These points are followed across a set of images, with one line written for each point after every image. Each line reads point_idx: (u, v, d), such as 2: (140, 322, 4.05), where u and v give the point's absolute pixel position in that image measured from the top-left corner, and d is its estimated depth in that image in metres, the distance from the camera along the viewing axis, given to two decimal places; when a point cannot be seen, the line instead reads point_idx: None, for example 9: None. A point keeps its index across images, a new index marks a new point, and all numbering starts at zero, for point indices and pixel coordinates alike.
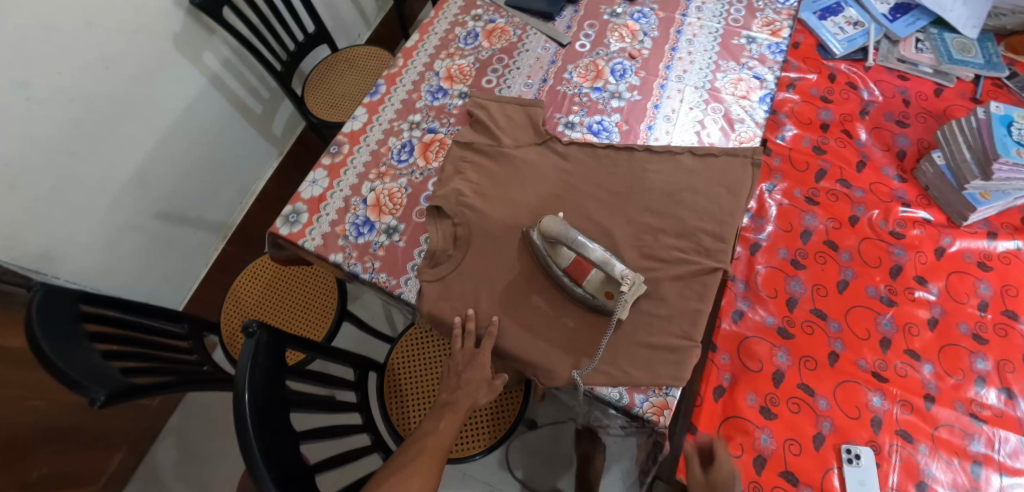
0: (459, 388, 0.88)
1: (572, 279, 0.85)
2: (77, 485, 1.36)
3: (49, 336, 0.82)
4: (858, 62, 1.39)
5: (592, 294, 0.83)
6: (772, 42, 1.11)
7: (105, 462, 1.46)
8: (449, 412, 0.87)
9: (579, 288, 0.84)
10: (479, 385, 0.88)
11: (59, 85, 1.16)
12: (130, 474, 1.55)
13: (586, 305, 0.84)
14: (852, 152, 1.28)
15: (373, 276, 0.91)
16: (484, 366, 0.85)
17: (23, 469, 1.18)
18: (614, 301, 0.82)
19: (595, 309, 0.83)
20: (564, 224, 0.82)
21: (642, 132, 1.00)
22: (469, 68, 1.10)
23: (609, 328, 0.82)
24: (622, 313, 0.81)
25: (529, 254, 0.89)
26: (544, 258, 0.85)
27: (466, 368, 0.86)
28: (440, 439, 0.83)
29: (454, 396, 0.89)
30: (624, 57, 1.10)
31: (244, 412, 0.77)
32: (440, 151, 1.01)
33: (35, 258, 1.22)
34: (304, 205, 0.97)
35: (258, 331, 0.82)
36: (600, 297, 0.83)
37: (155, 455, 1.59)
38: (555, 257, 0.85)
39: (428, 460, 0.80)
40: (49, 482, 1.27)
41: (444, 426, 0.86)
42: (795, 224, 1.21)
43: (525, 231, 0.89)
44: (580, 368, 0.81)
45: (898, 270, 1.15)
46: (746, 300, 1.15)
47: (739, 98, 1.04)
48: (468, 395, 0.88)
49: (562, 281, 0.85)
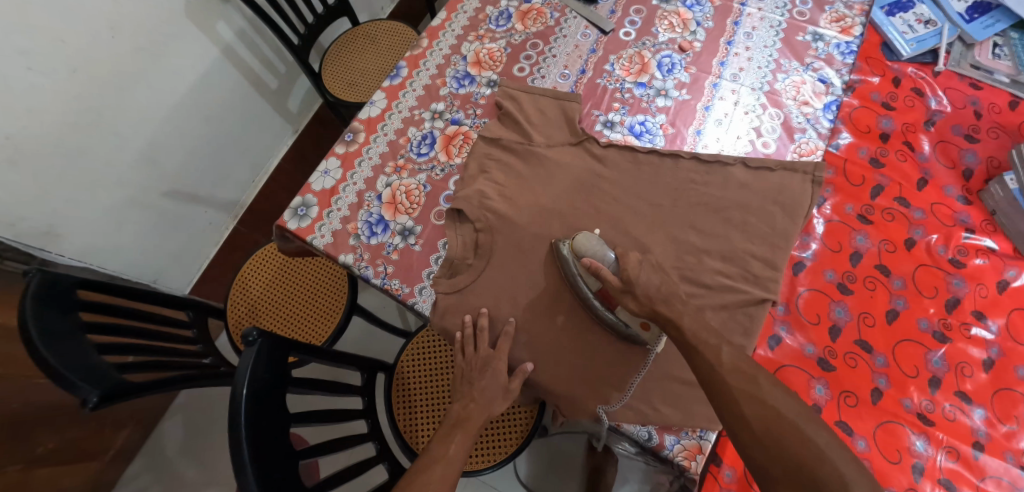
0: (473, 401, 0.79)
1: (604, 303, 0.77)
2: (82, 462, 1.33)
3: (44, 328, 0.77)
4: (926, 66, 1.26)
5: (625, 323, 0.75)
6: (841, 41, 0.99)
7: (111, 438, 1.43)
8: (460, 433, 0.77)
9: (609, 313, 0.76)
10: (497, 388, 0.77)
11: (63, 54, 1.07)
12: (136, 451, 1.52)
13: (618, 334, 0.76)
14: (913, 168, 1.16)
15: (384, 282, 0.83)
16: (500, 371, 0.76)
17: (26, 448, 1.15)
18: (652, 333, 0.74)
19: (628, 339, 0.75)
20: (599, 242, 0.78)
21: (689, 137, 0.90)
22: (500, 53, 1.00)
23: (646, 362, 0.75)
24: (659, 347, 0.74)
25: (556, 269, 0.80)
26: (574, 278, 0.77)
27: (478, 377, 0.78)
28: (449, 467, 0.73)
29: (467, 411, 0.79)
30: (673, 50, 0.98)
31: (240, 429, 0.70)
32: (464, 145, 0.92)
33: (39, 236, 1.16)
34: (313, 197, 0.89)
35: (258, 341, 0.76)
36: (635, 328, 0.75)
37: (161, 433, 1.56)
38: (587, 278, 0.77)
39: (440, 473, 0.72)
40: (54, 458, 1.24)
41: (454, 451, 0.75)
42: (845, 244, 1.09)
43: (554, 243, 0.80)
44: (606, 404, 0.74)
45: (954, 303, 1.05)
46: (785, 325, 1.04)
47: (800, 104, 0.93)
48: (483, 411, 0.78)
49: (591, 305, 0.76)
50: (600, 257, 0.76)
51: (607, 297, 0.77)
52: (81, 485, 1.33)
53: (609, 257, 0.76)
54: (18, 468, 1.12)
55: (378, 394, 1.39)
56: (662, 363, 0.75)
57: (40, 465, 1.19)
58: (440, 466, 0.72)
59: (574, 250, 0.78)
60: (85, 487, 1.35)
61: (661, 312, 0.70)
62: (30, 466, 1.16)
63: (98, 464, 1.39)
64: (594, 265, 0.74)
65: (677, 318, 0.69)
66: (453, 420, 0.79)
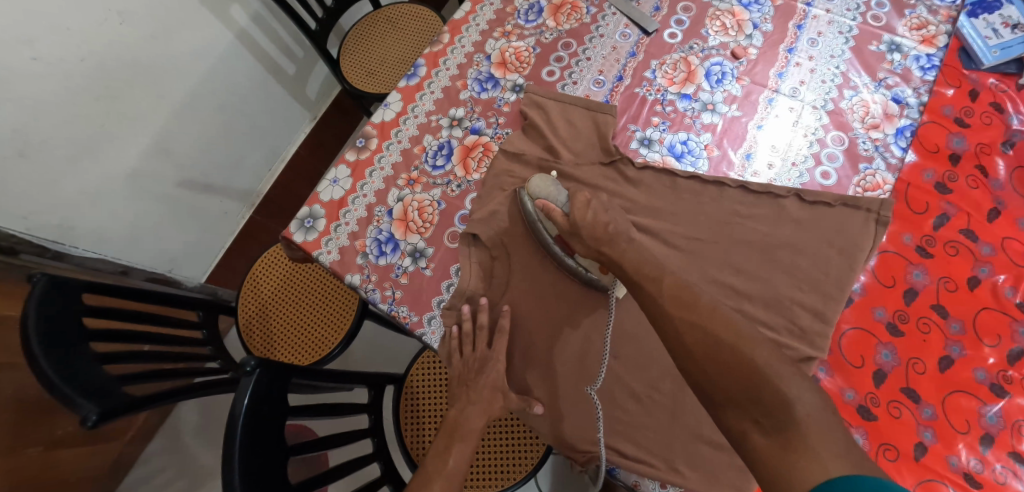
0: (470, 405, 0.73)
1: (563, 248, 0.74)
2: (99, 444, 1.34)
3: (45, 340, 0.75)
4: (1010, 78, 1.10)
5: (586, 268, 0.73)
6: (921, 53, 0.86)
7: (127, 420, 1.44)
8: (457, 441, 0.72)
9: (569, 259, 0.73)
10: (494, 395, 0.71)
11: (68, 41, 1.01)
12: (154, 431, 1.53)
13: (579, 279, 0.74)
14: (985, 196, 1.03)
15: (391, 308, 0.77)
16: (500, 373, 0.72)
17: (40, 434, 1.15)
18: (608, 277, 0.72)
19: (588, 285, 0.74)
20: (554, 183, 0.75)
21: (737, 162, 0.80)
22: (527, 53, 0.90)
23: (610, 310, 0.72)
24: (618, 291, 0.72)
25: (517, 211, 0.78)
26: (532, 222, 0.75)
27: (473, 379, 0.73)
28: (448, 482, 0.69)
29: (462, 415, 0.74)
30: (724, 56, 0.87)
31: (234, 468, 0.66)
32: (484, 159, 0.84)
33: (52, 229, 1.12)
34: (321, 208, 0.83)
35: (256, 371, 0.72)
36: (595, 273, 0.72)
37: (178, 414, 1.57)
38: (545, 223, 0.74)
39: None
40: (73, 441, 1.26)
41: (452, 466, 0.71)
42: (900, 279, 0.96)
43: (515, 191, 0.78)
44: (593, 383, 0.70)
45: (1018, 355, 0.95)
46: (825, 366, 0.92)
47: (868, 128, 0.81)
48: (481, 414, 0.73)
49: (551, 250, 0.74)
50: (551, 197, 0.73)
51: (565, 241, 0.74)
52: (100, 466, 1.35)
53: (560, 194, 0.74)
54: (38, 450, 1.14)
55: (385, 400, 1.36)
56: (690, 421, 0.68)
57: (61, 446, 1.21)
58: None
59: (529, 193, 0.75)
60: (104, 467, 1.37)
61: (605, 254, 0.67)
62: (52, 448, 1.18)
63: (117, 446, 1.41)
64: (546, 206, 0.72)
65: (620, 259, 0.65)
66: (449, 423, 0.75)
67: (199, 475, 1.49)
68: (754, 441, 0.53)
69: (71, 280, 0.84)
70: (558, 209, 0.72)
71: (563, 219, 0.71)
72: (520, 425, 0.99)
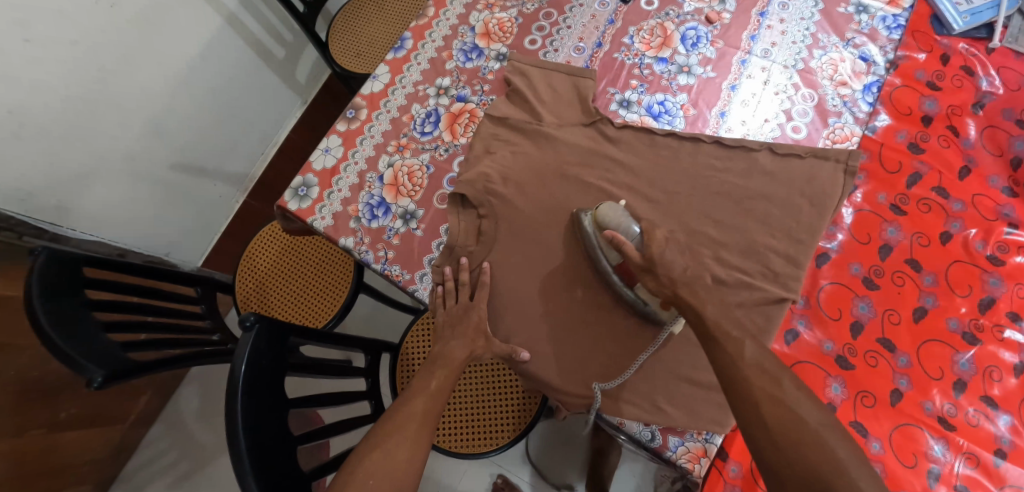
0: (454, 339, 0.76)
1: (622, 279, 0.73)
2: (104, 425, 1.38)
3: (48, 308, 0.78)
4: (979, 42, 1.04)
5: (644, 301, 0.71)
6: (887, 13, 0.91)
7: (130, 403, 1.46)
8: (442, 368, 0.75)
9: (628, 290, 0.72)
10: (476, 336, 0.75)
11: (61, 24, 1.04)
12: (156, 414, 1.56)
13: (635, 311, 0.73)
14: (956, 155, 1.00)
15: (385, 268, 0.81)
16: (480, 319, 0.75)
17: (43, 413, 1.18)
18: (669, 313, 0.70)
19: (644, 317, 0.72)
20: (625, 213, 0.72)
21: (712, 120, 0.84)
22: (510, 24, 0.94)
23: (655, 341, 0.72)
24: (675, 327, 0.70)
25: (576, 243, 0.77)
26: (594, 250, 0.74)
27: (457, 324, 0.76)
28: (431, 401, 0.72)
29: (447, 349, 0.76)
30: (699, 21, 0.91)
31: (236, 418, 0.70)
32: (469, 124, 0.88)
33: (50, 211, 1.14)
34: (314, 177, 0.87)
35: (255, 327, 0.75)
36: (654, 307, 0.71)
37: (179, 399, 1.60)
38: (607, 251, 0.73)
39: (415, 430, 0.68)
40: (77, 422, 1.29)
41: (435, 386, 0.74)
42: (875, 235, 0.94)
43: (575, 213, 0.77)
44: (603, 382, 0.71)
45: (989, 303, 0.93)
46: (803, 319, 0.91)
47: (837, 85, 0.85)
48: (463, 347, 0.75)
49: (609, 279, 0.73)
50: (622, 228, 0.70)
51: (626, 271, 0.72)
52: (105, 445, 1.38)
53: (634, 230, 0.70)
54: (42, 432, 1.19)
55: (382, 371, 1.40)
56: (669, 361, 0.72)
57: (65, 428, 1.25)
58: (413, 428, 0.68)
59: (597, 221, 0.73)
60: (108, 448, 1.40)
61: (681, 296, 0.66)
62: (54, 430, 1.22)
63: (120, 428, 1.44)
64: (616, 237, 0.69)
65: (698, 305, 0.65)
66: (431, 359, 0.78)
67: (201, 456, 1.53)
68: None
69: (69, 252, 0.85)
70: (631, 245, 0.69)
71: (637, 254, 0.68)
72: (514, 382, 1.04)
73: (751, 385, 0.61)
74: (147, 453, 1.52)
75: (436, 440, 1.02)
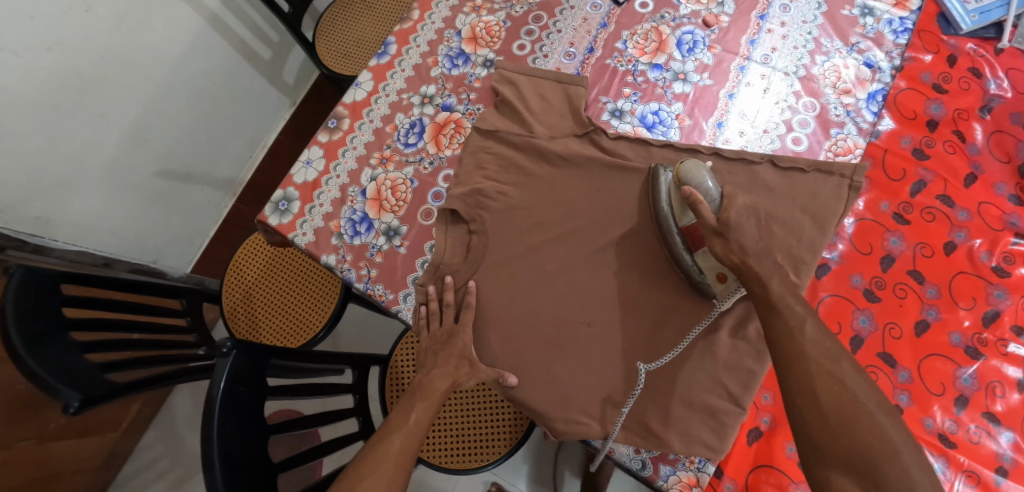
0: (435, 368, 0.74)
1: (685, 242, 0.69)
2: (94, 434, 1.36)
3: (24, 329, 0.75)
4: (987, 42, 1.00)
5: (700, 269, 0.68)
6: (895, 16, 0.86)
7: (121, 411, 1.44)
8: (422, 402, 0.72)
9: (687, 256, 0.69)
10: (460, 363, 0.73)
11: (34, 30, 1.00)
12: (149, 421, 1.54)
13: (688, 279, 0.70)
14: (962, 161, 0.95)
15: (367, 287, 0.78)
16: (467, 343, 0.73)
17: (29, 427, 1.16)
18: (726, 287, 0.67)
19: (697, 288, 0.69)
20: (708, 172, 0.68)
21: (709, 130, 0.80)
22: (498, 28, 0.90)
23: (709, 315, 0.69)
24: (728, 303, 0.68)
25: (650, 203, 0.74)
26: (666, 211, 0.70)
27: (441, 350, 0.74)
28: (409, 437, 0.69)
29: (429, 378, 0.74)
30: (696, 25, 0.87)
31: (212, 453, 0.67)
32: (455, 135, 0.85)
33: (30, 222, 1.11)
34: (295, 190, 0.83)
35: (232, 352, 0.72)
36: (710, 278, 0.68)
37: (171, 405, 1.58)
38: (679, 214, 0.70)
39: (391, 470, 0.65)
40: (67, 432, 1.27)
41: (414, 421, 0.71)
42: (876, 246, 0.90)
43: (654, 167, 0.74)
44: (648, 363, 0.69)
45: (993, 317, 0.89)
46: None
47: (840, 93, 0.82)
48: (446, 377, 0.72)
49: (670, 240, 0.70)
50: (702, 187, 0.67)
51: (693, 235, 0.69)
52: (95, 455, 1.36)
53: (714, 190, 0.67)
54: (31, 443, 1.17)
55: (371, 383, 1.39)
56: (665, 385, 0.69)
57: (55, 438, 1.24)
58: (391, 467, 0.66)
59: (679, 177, 0.70)
60: (99, 457, 1.38)
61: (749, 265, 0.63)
62: (44, 441, 1.20)
63: (112, 436, 1.42)
64: (693, 196, 0.65)
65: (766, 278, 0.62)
66: (415, 386, 0.75)
67: (193, 463, 1.51)
68: (839, 483, 0.55)
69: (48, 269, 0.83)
70: (707, 206, 0.65)
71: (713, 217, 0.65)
72: (503, 402, 1.02)
73: (801, 368, 0.59)
74: (140, 459, 1.51)
75: (425, 454, 1.00)
